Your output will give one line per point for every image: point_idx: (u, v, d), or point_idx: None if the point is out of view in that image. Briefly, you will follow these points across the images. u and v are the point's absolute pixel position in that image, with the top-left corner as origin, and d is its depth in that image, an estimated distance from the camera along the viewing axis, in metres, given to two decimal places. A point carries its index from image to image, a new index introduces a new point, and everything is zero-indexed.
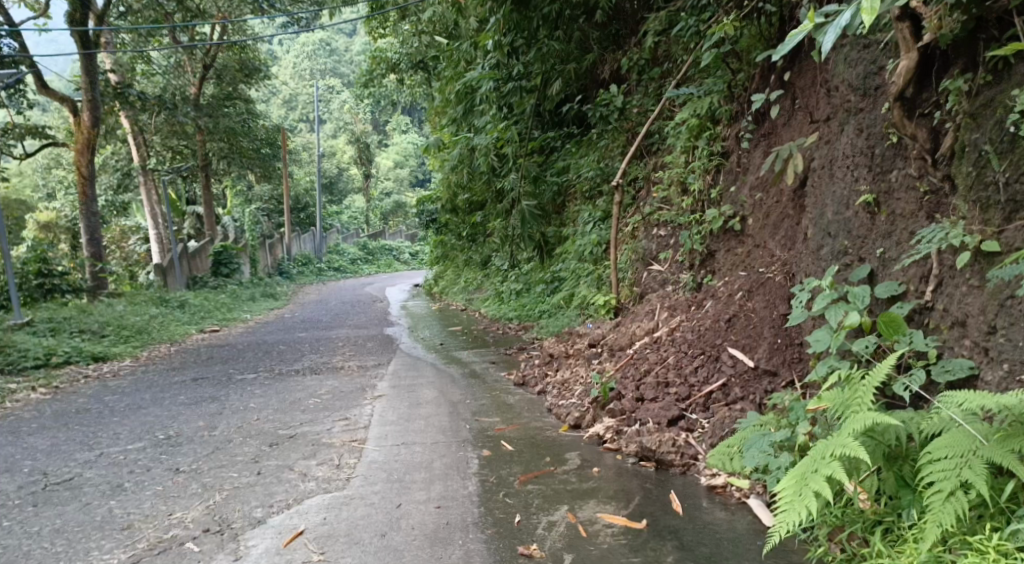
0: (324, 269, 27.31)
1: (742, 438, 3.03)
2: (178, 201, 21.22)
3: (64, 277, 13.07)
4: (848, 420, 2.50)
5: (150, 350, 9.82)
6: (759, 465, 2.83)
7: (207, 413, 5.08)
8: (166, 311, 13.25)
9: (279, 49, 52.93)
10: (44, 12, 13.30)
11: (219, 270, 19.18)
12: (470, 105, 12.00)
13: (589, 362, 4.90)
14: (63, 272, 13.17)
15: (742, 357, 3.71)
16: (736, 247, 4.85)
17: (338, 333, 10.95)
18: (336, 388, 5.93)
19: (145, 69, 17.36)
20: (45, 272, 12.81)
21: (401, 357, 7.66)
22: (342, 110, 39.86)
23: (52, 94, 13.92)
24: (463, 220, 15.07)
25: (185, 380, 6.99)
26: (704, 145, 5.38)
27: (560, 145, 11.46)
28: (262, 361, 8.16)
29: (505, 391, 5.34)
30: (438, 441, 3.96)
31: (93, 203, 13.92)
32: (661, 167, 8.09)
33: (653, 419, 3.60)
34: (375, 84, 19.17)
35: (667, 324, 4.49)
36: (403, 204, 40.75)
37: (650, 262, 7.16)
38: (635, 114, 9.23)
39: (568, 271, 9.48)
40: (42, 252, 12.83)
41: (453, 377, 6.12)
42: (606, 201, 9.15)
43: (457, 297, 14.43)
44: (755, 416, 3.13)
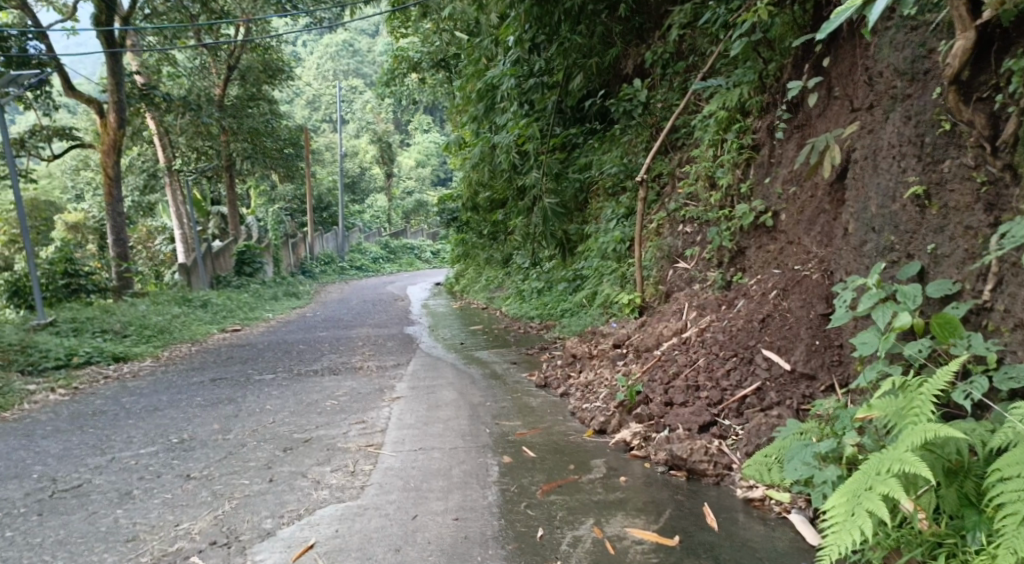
0: (346, 267, 27.35)
1: (782, 448, 2.84)
2: (202, 201, 21.34)
3: (90, 277, 13.14)
4: (906, 434, 2.32)
5: (171, 350, 9.81)
6: (803, 478, 2.65)
7: (222, 416, 4.98)
8: (189, 310, 13.27)
9: (302, 50, 53.26)
10: (71, 15, 13.38)
11: (242, 269, 19.22)
12: (491, 102, 11.85)
13: (613, 363, 4.72)
14: (89, 272, 13.23)
15: (777, 359, 3.51)
16: (768, 243, 4.64)
17: (358, 332, 10.86)
18: (354, 389, 5.81)
19: (171, 70, 17.46)
20: (70, 272, 12.89)
21: (421, 357, 7.53)
22: (365, 110, 40.00)
23: (78, 95, 14.00)
24: (484, 218, 14.94)
25: (203, 381, 6.92)
26: (733, 138, 5.16)
27: (582, 141, 11.32)
28: (282, 361, 8.09)
29: (527, 393, 5.17)
30: (456, 446, 3.80)
31: (119, 203, 13.98)
32: (687, 162, 7.89)
33: (684, 425, 3.41)
34: (397, 83, 19.13)
35: (695, 324, 4.30)
36: (425, 203, 40.74)
37: (676, 260, 6.95)
38: (660, 109, 9.01)
39: (591, 269, 9.29)
40: (68, 253, 12.91)
41: (473, 378, 5.97)
42: (630, 198, 8.96)
43: (478, 296, 14.30)
44: (795, 423, 2.94)
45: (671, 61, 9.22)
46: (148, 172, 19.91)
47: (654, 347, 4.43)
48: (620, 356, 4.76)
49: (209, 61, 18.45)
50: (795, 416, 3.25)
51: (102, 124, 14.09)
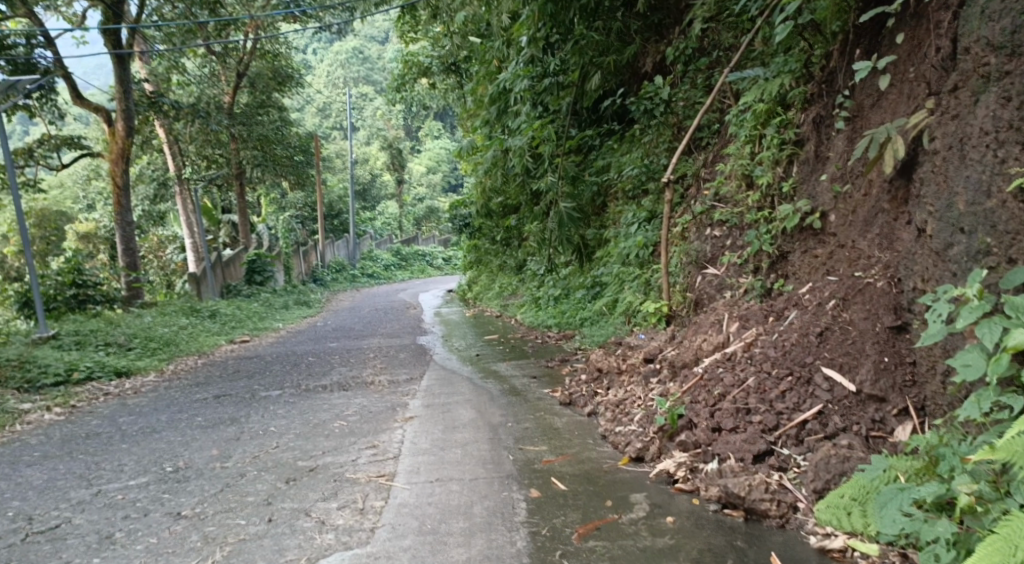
0: (357, 275, 27.08)
1: (874, 492, 2.45)
2: (213, 210, 21.11)
3: (98, 288, 12.87)
4: None
5: (176, 363, 9.49)
6: (905, 532, 2.25)
7: (223, 439, 4.62)
8: (197, 321, 12.97)
9: (313, 57, 53.21)
10: (80, 22, 13.14)
11: (253, 278, 18.94)
12: (504, 104, 11.50)
13: (646, 381, 4.32)
14: (97, 282, 12.98)
15: (839, 379, 3.10)
16: (816, 248, 4.25)
17: (369, 342, 10.52)
18: (365, 407, 5.45)
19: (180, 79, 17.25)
20: (79, 282, 12.65)
21: (436, 370, 7.17)
22: (377, 117, 39.85)
23: (85, 104, 13.73)
24: (497, 224, 14.59)
25: (206, 397, 6.58)
26: (773, 132, 4.76)
27: (598, 143, 10.97)
28: (289, 375, 7.74)
29: (550, 413, 4.77)
30: (478, 478, 3.41)
31: (128, 213, 13.69)
32: (714, 163, 7.54)
33: (736, 454, 3.00)
34: (408, 89, 18.88)
35: (738, 338, 3.89)
36: (436, 209, 40.54)
37: (705, 265, 6.58)
38: (682, 107, 8.62)
39: (611, 276, 8.90)
40: (76, 263, 12.67)
41: (492, 394, 5.59)
42: (652, 201, 8.57)
43: (492, 303, 13.93)
44: (882, 460, 2.54)
45: (692, 58, 8.89)
46: (156, 181, 19.68)
47: (691, 363, 4.03)
48: (652, 372, 4.37)
49: (218, 69, 18.25)
50: (866, 445, 2.86)
51: (110, 133, 13.84)
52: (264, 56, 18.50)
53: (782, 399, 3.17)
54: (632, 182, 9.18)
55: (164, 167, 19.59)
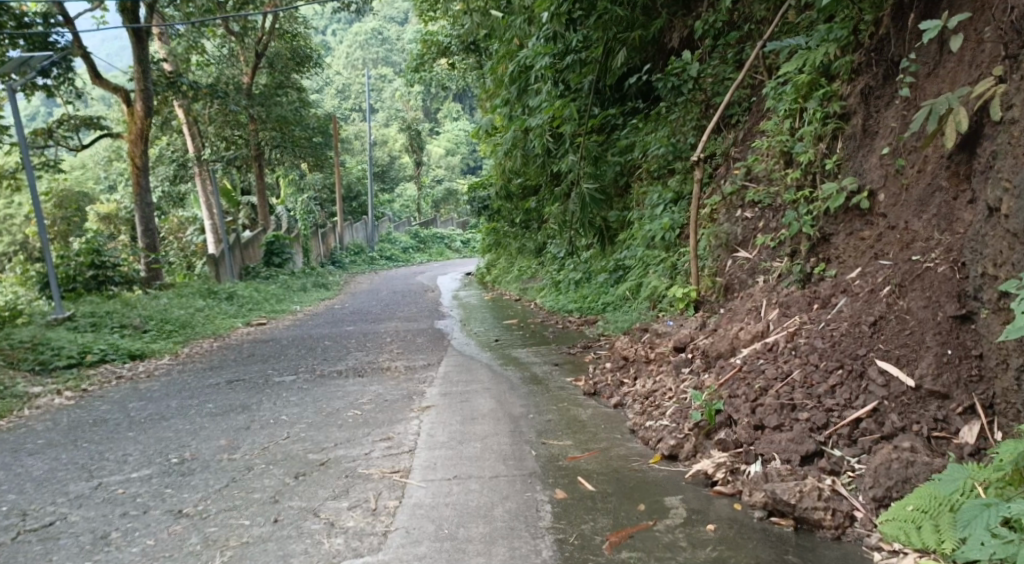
0: (376, 257, 26.93)
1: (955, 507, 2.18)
2: (232, 191, 21.01)
3: (117, 269, 12.80)
4: None
5: (191, 346, 9.35)
6: (995, 557, 1.99)
7: (232, 428, 4.43)
8: (214, 303, 12.84)
9: (332, 39, 52.99)
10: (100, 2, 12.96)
11: (272, 260, 18.82)
12: (525, 83, 11.17)
13: (677, 373, 4.07)
14: (116, 263, 12.90)
15: (896, 373, 2.82)
16: (862, 230, 3.96)
17: (386, 326, 10.33)
18: (381, 395, 5.24)
19: (200, 59, 17.07)
20: (97, 263, 12.57)
21: (454, 356, 6.96)
22: (396, 99, 39.58)
23: (104, 84, 13.59)
24: (517, 206, 14.35)
25: (219, 382, 6.41)
26: (814, 106, 4.44)
27: (621, 122, 10.62)
28: (305, 360, 7.57)
29: (574, 403, 4.53)
30: (498, 476, 3.18)
31: (148, 194, 13.55)
32: (747, 143, 7.26)
33: (783, 455, 2.74)
34: (427, 69, 18.55)
35: (779, 327, 3.62)
36: (455, 191, 40.28)
37: (735, 249, 6.30)
38: (711, 84, 8.28)
39: (635, 259, 8.61)
40: (94, 244, 12.58)
41: (512, 382, 5.35)
42: (679, 181, 8.26)
43: (511, 286, 13.69)
44: (962, 470, 2.26)
45: (722, 33, 8.55)
46: (175, 162, 19.57)
47: (726, 355, 3.76)
48: (682, 363, 4.11)
49: (236, 49, 18.07)
50: (928, 446, 2.59)
51: (129, 114, 13.68)
52: (282, 36, 18.31)
53: (831, 395, 2.90)
54: (657, 162, 8.85)
55: (183, 148, 19.49)
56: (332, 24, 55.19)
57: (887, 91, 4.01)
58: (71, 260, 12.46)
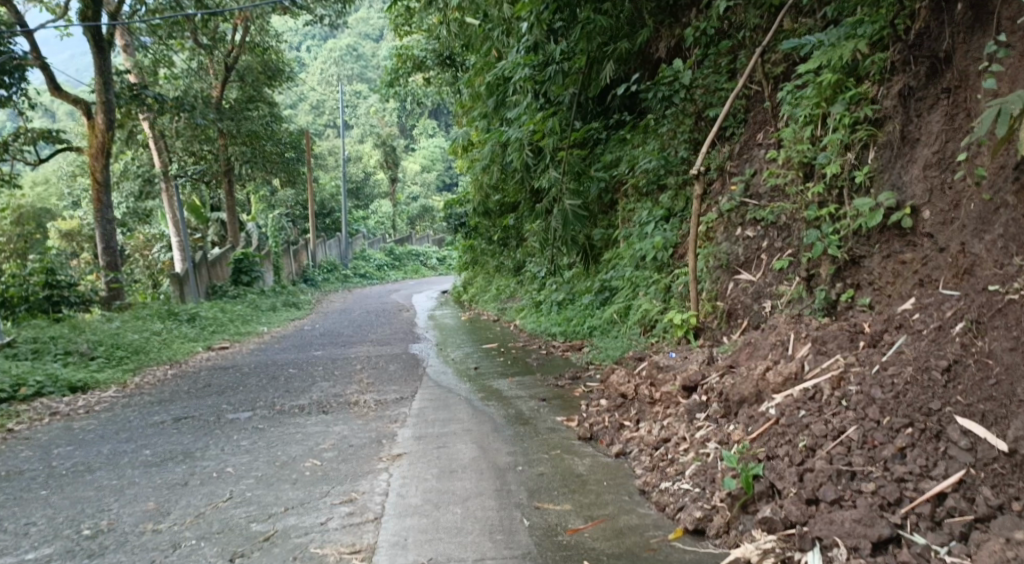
0: (349, 275, 26.18)
1: None
2: (201, 207, 20.15)
3: (73, 289, 12.11)
4: None
5: (143, 374, 8.60)
6: None
7: (165, 484, 3.73)
8: (173, 326, 12.05)
9: (305, 54, 52.35)
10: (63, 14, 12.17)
11: (239, 279, 17.97)
12: (504, 95, 10.64)
13: (690, 421, 3.50)
14: (71, 283, 12.22)
15: (984, 434, 2.28)
16: (902, 253, 3.46)
17: (357, 350, 9.66)
18: (346, 437, 4.60)
19: (168, 72, 16.32)
20: (51, 283, 11.85)
21: (429, 387, 6.33)
22: (371, 114, 38.98)
23: (63, 95, 12.79)
24: (494, 223, 13.83)
25: (163, 421, 5.68)
26: (840, 111, 3.93)
27: (604, 137, 10.08)
28: (265, 391, 6.88)
29: (568, 451, 3.92)
30: (483, 558, 2.62)
31: (110, 210, 12.63)
32: (746, 158, 6.79)
33: (848, 541, 2.19)
34: (401, 84, 17.88)
35: (817, 367, 3.06)
36: (430, 208, 39.71)
37: (738, 271, 5.84)
38: (702, 94, 7.79)
39: (623, 280, 8.07)
40: (48, 261, 11.86)
41: (495, 422, 4.73)
42: (669, 197, 7.81)
43: (488, 305, 13.13)
44: None
45: (713, 41, 8.10)
46: (139, 177, 18.70)
47: (752, 400, 3.19)
48: (696, 408, 3.55)
49: (206, 63, 17.38)
50: None
51: (88, 126, 12.79)
52: (254, 49, 17.65)
53: (899, 460, 2.36)
54: (645, 177, 8.33)
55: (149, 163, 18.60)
56: (306, 41, 54.42)
57: (930, 92, 3.52)
58: (22, 280, 11.69)
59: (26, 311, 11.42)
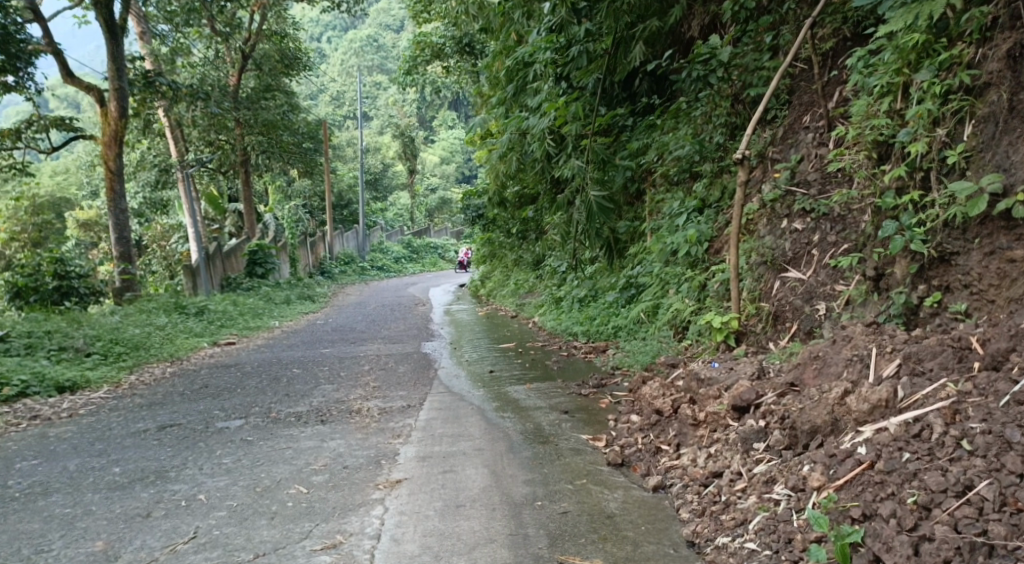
0: (366, 267, 25.73)
1: None
2: (218, 198, 19.74)
3: (83, 279, 11.49)
4: None
5: (141, 372, 8.13)
6: None
7: (124, 515, 3.20)
8: (180, 320, 11.57)
9: (326, 45, 51.86)
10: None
11: (254, 271, 17.46)
12: (524, 81, 9.96)
13: (746, 452, 2.91)
14: (82, 274, 11.59)
15: None
16: (1010, 250, 2.93)
17: (367, 348, 9.13)
18: (340, 455, 4.06)
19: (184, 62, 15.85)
20: (61, 274, 11.37)
21: (438, 394, 5.74)
22: (391, 105, 38.39)
23: (77, 83, 12.28)
24: (513, 214, 13.24)
25: (146, 429, 5.16)
26: (926, 79, 3.36)
27: (630, 123, 9.46)
28: (263, 395, 6.36)
29: (596, 481, 3.32)
30: None
31: (122, 199, 12.11)
32: (791, 142, 6.15)
33: None
34: (420, 72, 17.21)
35: (912, 390, 2.50)
36: (449, 200, 39.15)
37: (784, 269, 5.25)
38: (740, 73, 7.14)
39: (651, 276, 7.45)
40: (57, 252, 11.36)
41: (511, 440, 4.14)
42: (704, 186, 7.20)
43: (506, 300, 12.56)
44: None
45: (752, 17, 7.42)
46: (155, 167, 18.27)
47: (827, 429, 2.63)
48: (753, 435, 2.94)
49: (222, 50, 16.87)
50: None
51: (103, 115, 12.21)
52: (271, 37, 17.12)
53: None
54: (677, 165, 7.71)
55: (165, 153, 18.19)
56: (327, 31, 53.93)
57: None
58: (32, 271, 11.17)
59: (34, 302, 10.98)
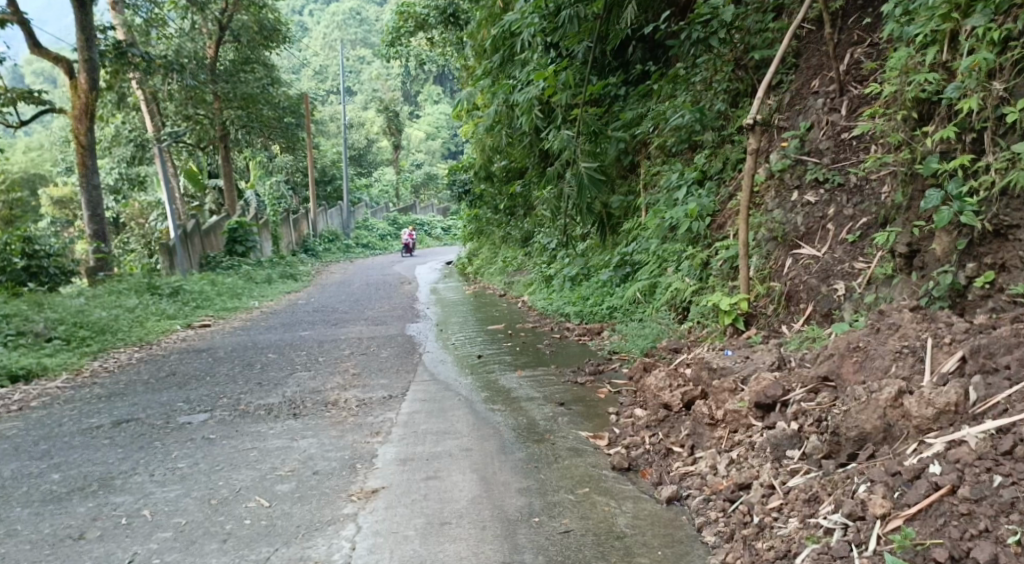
0: (351, 245, 25.16)
1: None
2: (197, 174, 19.07)
3: (52, 259, 10.98)
4: None
5: (106, 358, 7.63)
6: None
7: (52, 538, 2.78)
8: (154, 301, 11.02)
9: (308, 18, 50.55)
10: None
11: (234, 249, 16.85)
12: (511, 51, 9.39)
13: (778, 459, 2.56)
14: (51, 253, 11.09)
15: None
16: None
17: (348, 330, 8.67)
18: (312, 457, 3.62)
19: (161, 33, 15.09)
20: (30, 253, 10.79)
21: (422, 383, 5.30)
22: (374, 80, 37.44)
23: (44, 54, 11.42)
24: (501, 190, 12.76)
25: (100, 424, 4.69)
26: (979, 25, 2.99)
27: (623, 93, 8.97)
28: (234, 384, 5.88)
29: (600, 489, 2.93)
30: None
31: (93, 175, 11.36)
32: (798, 107, 5.69)
33: None
34: (404, 44, 16.55)
35: (987, 394, 2.17)
36: (435, 175, 38.47)
37: (796, 246, 4.82)
38: (742, 36, 6.65)
39: (648, 254, 7.01)
40: (24, 230, 10.76)
41: (502, 438, 3.71)
42: (704, 157, 6.74)
43: (494, 278, 12.11)
44: None
45: None
46: (131, 142, 17.57)
47: (880, 436, 2.31)
48: (785, 440, 2.58)
49: (197, 21, 16.09)
50: None
51: (71, 87, 11.43)
52: None
53: None
54: (675, 136, 7.23)
55: (140, 127, 17.48)
56: (309, 4, 52.64)
57: None
58: None
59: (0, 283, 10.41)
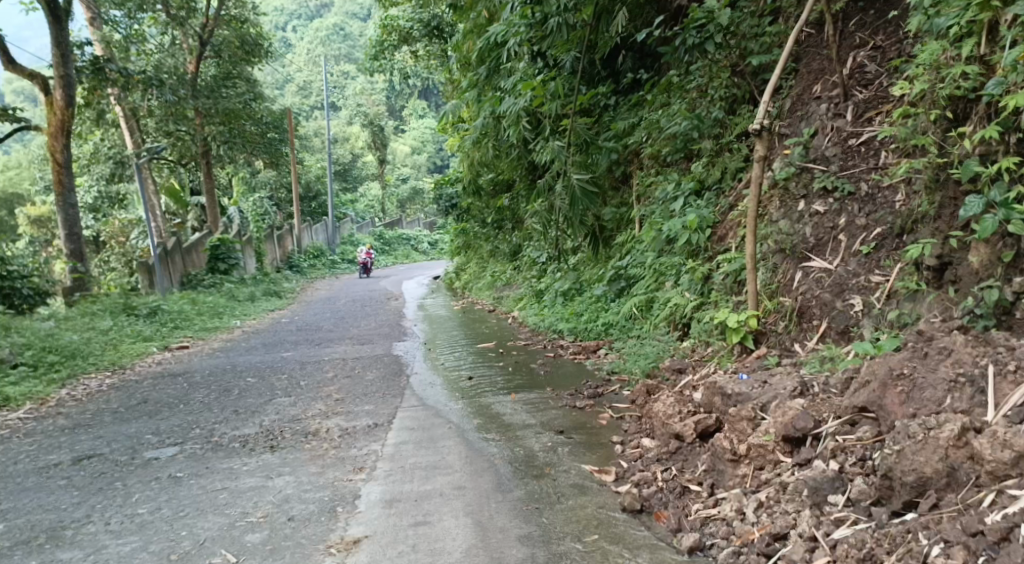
0: (336, 261, 24.74)
1: None
2: (179, 191, 18.63)
3: (27, 280, 10.54)
4: None
5: (75, 386, 7.21)
6: None
7: None
8: (131, 322, 10.59)
9: (291, 35, 50.20)
10: None
11: (216, 267, 16.35)
12: (497, 62, 9.09)
13: (817, 505, 2.39)
14: (25, 274, 10.64)
15: None
16: None
17: (333, 351, 8.30)
18: (290, 498, 3.28)
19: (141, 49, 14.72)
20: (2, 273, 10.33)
21: (409, 410, 4.93)
22: (358, 95, 37.08)
23: (19, 71, 11.01)
24: (489, 203, 12.44)
25: (58, 462, 4.30)
26: None
27: (613, 103, 8.72)
28: (208, 413, 5.50)
29: (611, 537, 2.63)
30: None
31: (71, 193, 10.73)
32: (800, 111, 5.40)
33: None
34: (388, 58, 16.22)
35: None
36: (420, 190, 38.14)
37: (805, 258, 4.52)
38: (738, 41, 6.42)
39: (644, 267, 6.71)
40: None
41: (498, 474, 3.37)
42: (701, 165, 6.47)
43: (482, 293, 11.78)
44: None
45: None
46: (110, 159, 17.13)
47: (943, 481, 2.15)
48: (825, 483, 2.41)
49: (178, 36, 15.71)
50: None
51: (48, 104, 11.00)
52: (230, 22, 15.99)
53: None
54: (669, 145, 6.94)
55: (121, 143, 17.03)
56: (291, 20, 52.32)
57: None
58: None
59: None
